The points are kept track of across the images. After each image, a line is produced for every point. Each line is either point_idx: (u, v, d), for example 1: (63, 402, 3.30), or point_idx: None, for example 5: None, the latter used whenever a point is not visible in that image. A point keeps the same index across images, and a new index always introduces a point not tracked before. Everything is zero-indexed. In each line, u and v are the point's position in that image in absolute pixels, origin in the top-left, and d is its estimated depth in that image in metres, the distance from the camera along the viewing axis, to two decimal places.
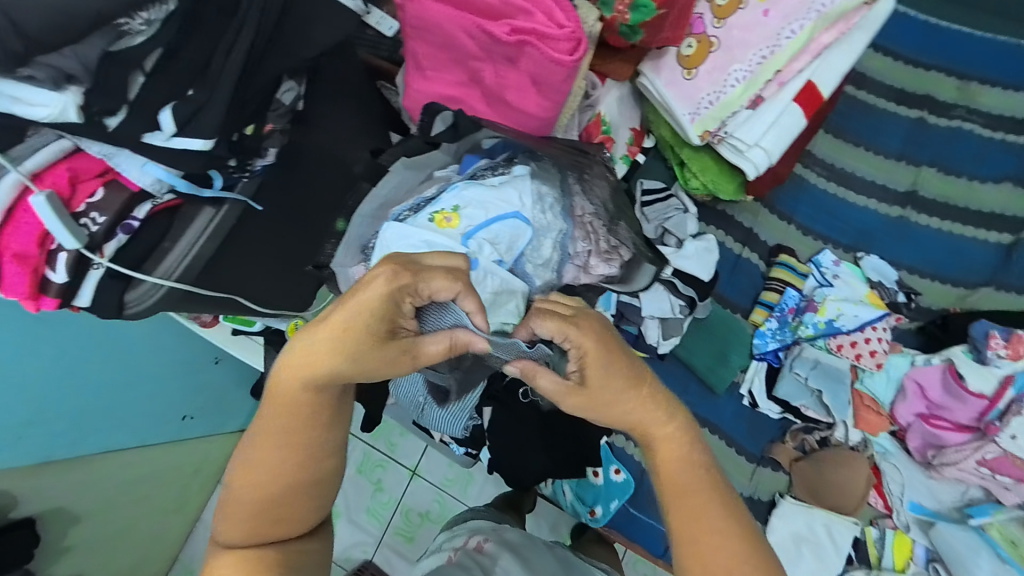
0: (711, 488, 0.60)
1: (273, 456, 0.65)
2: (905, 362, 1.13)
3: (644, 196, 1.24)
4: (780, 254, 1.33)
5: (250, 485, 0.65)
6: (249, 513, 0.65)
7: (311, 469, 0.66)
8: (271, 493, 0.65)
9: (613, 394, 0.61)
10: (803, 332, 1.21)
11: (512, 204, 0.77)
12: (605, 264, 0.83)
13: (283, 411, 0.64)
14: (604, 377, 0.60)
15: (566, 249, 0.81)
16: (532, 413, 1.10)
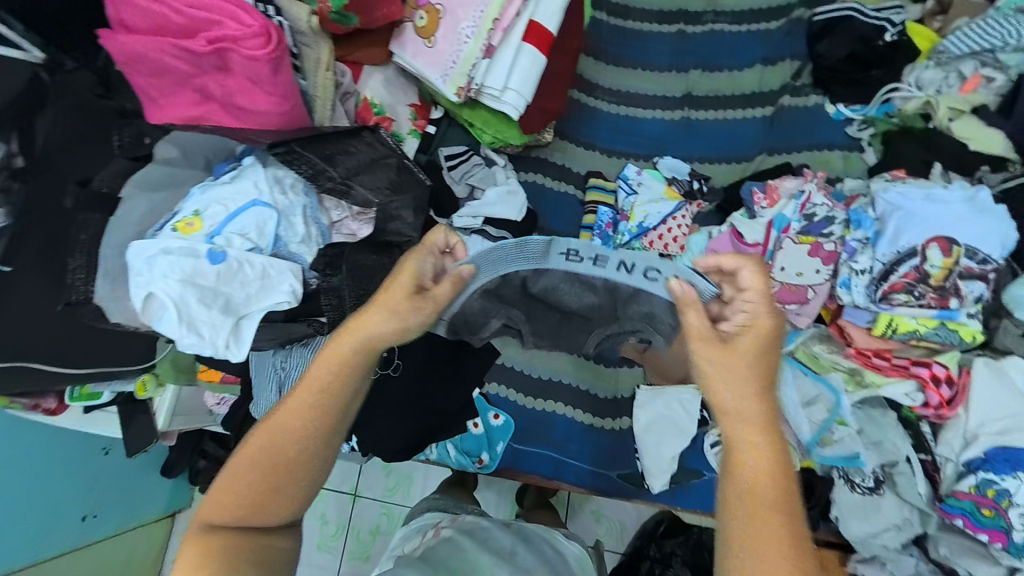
0: (787, 511, 0.58)
1: (282, 439, 0.67)
2: (703, 238, 1.29)
3: (448, 161, 1.33)
4: (590, 179, 1.47)
5: (252, 464, 0.67)
6: (242, 493, 0.67)
7: (306, 459, 0.68)
8: (270, 472, 0.67)
9: (734, 385, 0.63)
10: (620, 239, 1.36)
11: (257, 189, 0.82)
12: (362, 222, 0.94)
13: (306, 385, 0.68)
14: (745, 361, 0.63)
15: (318, 219, 0.88)
16: (384, 387, 1.12)
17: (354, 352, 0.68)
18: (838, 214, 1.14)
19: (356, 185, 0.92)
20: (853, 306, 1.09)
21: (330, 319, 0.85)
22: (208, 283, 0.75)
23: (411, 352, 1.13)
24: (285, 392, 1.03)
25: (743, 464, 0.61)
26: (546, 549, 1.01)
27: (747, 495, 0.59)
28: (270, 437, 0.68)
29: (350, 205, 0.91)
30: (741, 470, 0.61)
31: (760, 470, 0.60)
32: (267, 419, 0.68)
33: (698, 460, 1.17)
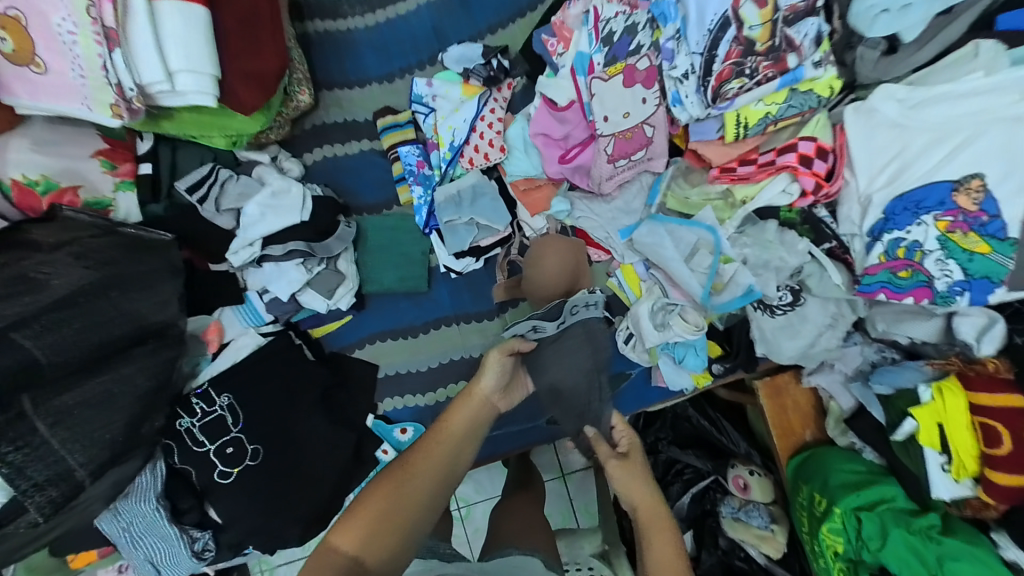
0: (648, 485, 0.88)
1: (415, 482, 0.84)
2: (522, 126, 1.06)
3: (192, 194, 1.02)
4: (380, 121, 1.19)
5: (380, 505, 0.82)
6: (370, 521, 0.81)
7: (428, 500, 0.85)
8: (394, 508, 0.82)
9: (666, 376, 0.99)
10: (439, 174, 1.11)
11: None
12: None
13: (444, 435, 0.88)
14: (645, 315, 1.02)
15: None
16: (250, 483, 0.94)
17: (472, 421, 0.90)
18: (638, 18, 0.90)
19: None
20: (694, 122, 0.88)
21: (42, 501, 0.67)
22: None
23: (260, 432, 0.96)
24: (139, 542, 0.90)
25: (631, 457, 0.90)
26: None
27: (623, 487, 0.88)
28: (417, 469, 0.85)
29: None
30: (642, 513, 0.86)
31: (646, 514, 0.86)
32: (417, 454, 0.87)
33: (621, 361, 1.03)
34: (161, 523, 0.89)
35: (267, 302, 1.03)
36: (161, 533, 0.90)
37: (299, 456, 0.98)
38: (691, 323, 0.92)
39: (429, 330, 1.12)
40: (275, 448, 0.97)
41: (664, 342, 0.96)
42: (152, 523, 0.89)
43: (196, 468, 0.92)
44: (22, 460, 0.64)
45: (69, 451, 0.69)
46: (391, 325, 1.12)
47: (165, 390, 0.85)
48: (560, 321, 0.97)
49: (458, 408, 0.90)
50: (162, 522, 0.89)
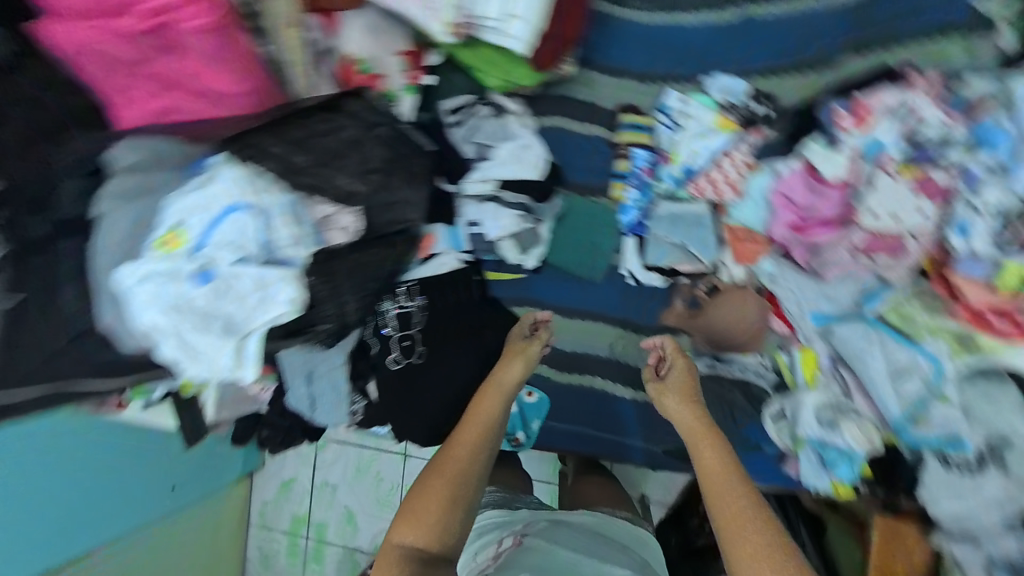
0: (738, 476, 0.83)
1: (457, 462, 0.91)
2: (765, 178, 1.05)
3: (451, 117, 1.15)
4: (622, 116, 1.22)
5: (437, 492, 0.86)
6: (433, 501, 0.86)
7: (468, 469, 0.91)
8: (452, 491, 0.87)
9: (676, 400, 0.97)
10: (661, 188, 1.15)
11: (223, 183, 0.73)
12: (343, 214, 0.81)
13: (474, 419, 0.97)
14: (680, 380, 0.99)
15: (303, 213, 0.78)
16: (409, 376, 1.08)
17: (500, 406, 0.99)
18: (958, 134, 0.87)
19: (333, 170, 0.81)
20: (968, 256, 0.85)
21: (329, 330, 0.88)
22: (201, 305, 0.71)
23: (431, 338, 1.09)
24: (311, 383, 1.03)
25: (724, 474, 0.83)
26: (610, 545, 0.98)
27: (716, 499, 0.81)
28: (459, 448, 0.92)
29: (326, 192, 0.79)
30: (695, 449, 0.88)
31: (714, 471, 0.84)
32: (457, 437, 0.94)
33: (755, 432, 1.07)
34: (337, 378, 1.03)
35: (472, 234, 1.13)
36: (336, 386, 1.03)
37: (449, 374, 1.09)
38: (863, 434, 0.95)
39: (584, 319, 1.19)
40: (437, 358, 1.09)
41: (820, 439, 0.98)
42: (329, 375, 1.02)
43: (378, 346, 1.06)
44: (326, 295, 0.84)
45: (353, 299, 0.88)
46: (554, 298, 1.20)
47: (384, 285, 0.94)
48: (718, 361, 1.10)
49: (487, 397, 0.99)
50: (337, 377, 1.02)
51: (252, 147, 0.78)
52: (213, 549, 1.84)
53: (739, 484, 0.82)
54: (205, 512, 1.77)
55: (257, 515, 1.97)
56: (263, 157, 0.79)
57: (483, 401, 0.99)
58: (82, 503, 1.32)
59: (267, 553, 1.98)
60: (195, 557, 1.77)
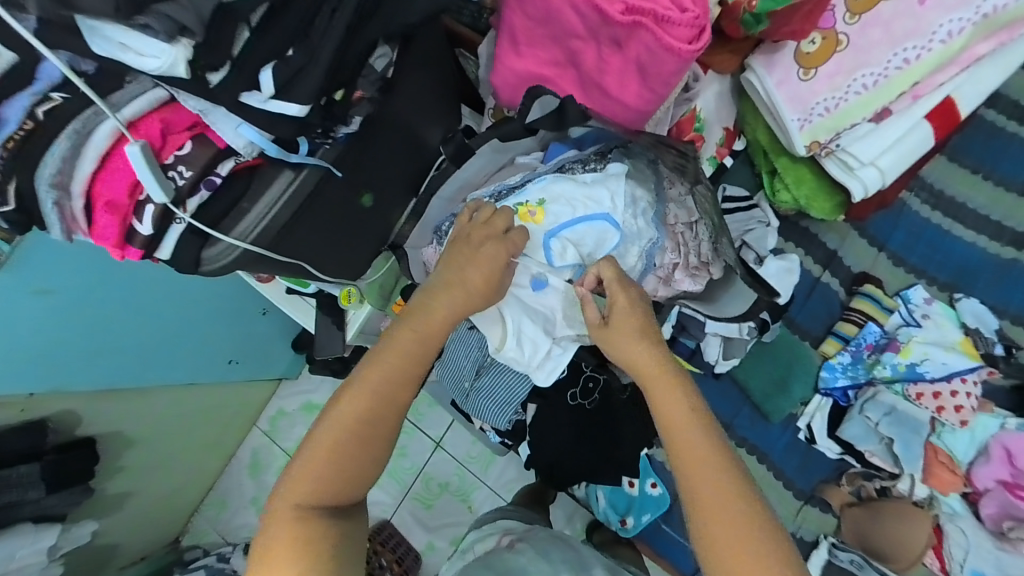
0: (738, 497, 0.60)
1: (346, 413, 0.65)
2: (994, 423, 1.04)
3: (725, 203, 1.15)
4: (864, 283, 1.22)
5: (322, 448, 0.65)
6: (329, 468, 0.65)
7: (374, 416, 0.66)
8: (355, 445, 0.66)
9: (624, 345, 0.67)
10: (880, 371, 1.12)
11: (616, 195, 0.72)
12: (690, 280, 0.77)
13: (397, 348, 0.67)
14: (627, 330, 0.67)
15: (653, 259, 0.74)
16: (577, 417, 1.06)
17: (421, 347, 0.68)
18: None
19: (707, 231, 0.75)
20: None
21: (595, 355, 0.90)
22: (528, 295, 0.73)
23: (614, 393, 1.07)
24: (480, 373, 1.03)
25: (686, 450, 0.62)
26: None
27: (685, 467, 0.62)
28: (365, 398, 0.66)
29: (690, 251, 0.75)
30: (668, 420, 0.64)
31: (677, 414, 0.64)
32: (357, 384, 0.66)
33: None
34: (516, 387, 1.02)
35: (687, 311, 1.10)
36: (513, 392, 1.03)
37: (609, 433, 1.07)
38: None
39: (738, 446, 1.16)
40: (606, 415, 1.06)
41: None
42: (508, 378, 1.01)
43: (566, 374, 1.06)
44: None
45: None
46: (718, 409, 1.18)
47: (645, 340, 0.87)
48: (867, 568, 1.03)
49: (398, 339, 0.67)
50: (515, 386, 1.02)
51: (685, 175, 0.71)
52: (219, 435, 1.73)
53: (719, 499, 0.60)
54: (235, 398, 1.68)
55: (266, 422, 1.87)
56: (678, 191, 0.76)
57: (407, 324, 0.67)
58: (172, 343, 1.24)
59: (258, 459, 1.88)
60: (200, 436, 1.65)
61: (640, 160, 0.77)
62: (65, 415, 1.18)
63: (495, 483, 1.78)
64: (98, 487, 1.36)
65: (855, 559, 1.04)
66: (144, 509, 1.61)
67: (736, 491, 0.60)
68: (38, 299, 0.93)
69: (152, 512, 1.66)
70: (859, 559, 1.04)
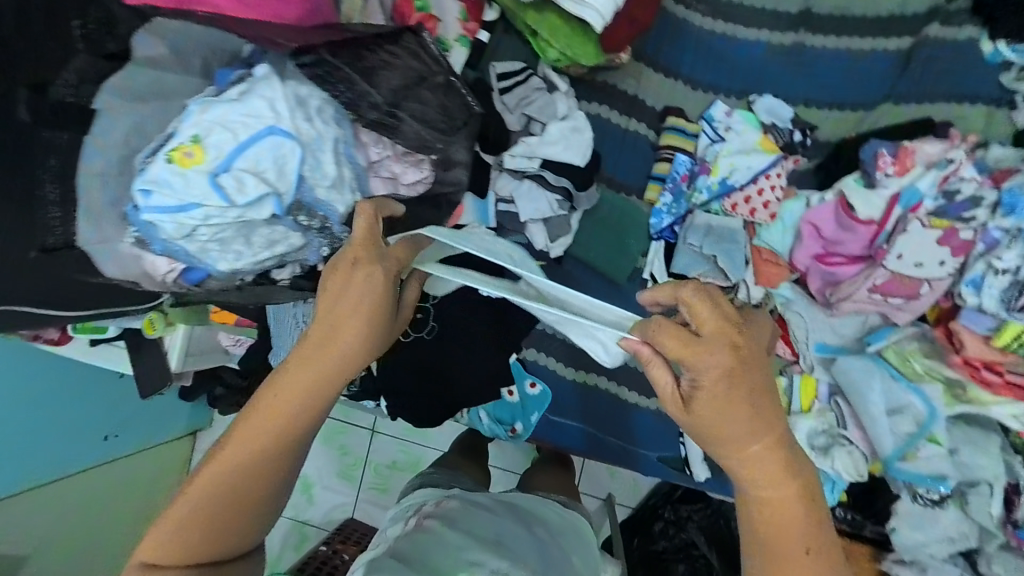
0: (805, 512, 0.58)
1: (216, 471, 0.59)
2: (799, 206, 1.07)
3: (500, 82, 1.07)
4: (668, 117, 1.20)
5: (210, 492, 0.59)
6: (205, 516, 0.58)
7: (274, 466, 0.61)
8: (228, 508, 0.59)
9: (724, 417, 0.57)
10: (697, 198, 1.13)
11: (276, 103, 0.62)
12: (412, 168, 0.81)
13: (292, 386, 0.60)
14: (721, 392, 0.56)
15: (356, 159, 0.69)
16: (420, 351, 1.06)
17: (320, 379, 0.60)
18: (987, 194, 0.91)
19: (403, 113, 0.78)
20: (975, 309, 0.91)
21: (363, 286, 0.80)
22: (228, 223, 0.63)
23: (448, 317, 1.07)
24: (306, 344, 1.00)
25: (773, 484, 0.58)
26: (539, 528, 0.92)
27: (764, 509, 0.58)
28: (258, 435, 0.60)
29: (393, 142, 0.78)
30: (745, 471, 0.58)
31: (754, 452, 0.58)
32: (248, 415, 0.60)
33: None
34: None
35: (502, 210, 1.08)
36: None
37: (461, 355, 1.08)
38: (852, 465, 0.97)
39: None
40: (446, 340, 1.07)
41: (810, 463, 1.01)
42: None
43: None
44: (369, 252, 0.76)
45: None
46: None
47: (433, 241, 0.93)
48: None
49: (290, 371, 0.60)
50: None
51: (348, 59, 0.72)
52: None
53: (797, 548, 0.57)
54: None
55: None
56: (350, 82, 0.73)
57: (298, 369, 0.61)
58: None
59: None
60: None
61: (300, 53, 0.68)
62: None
63: (441, 443, 1.78)
64: None
65: None
66: None
67: (809, 515, 0.58)
68: None
69: None
70: None
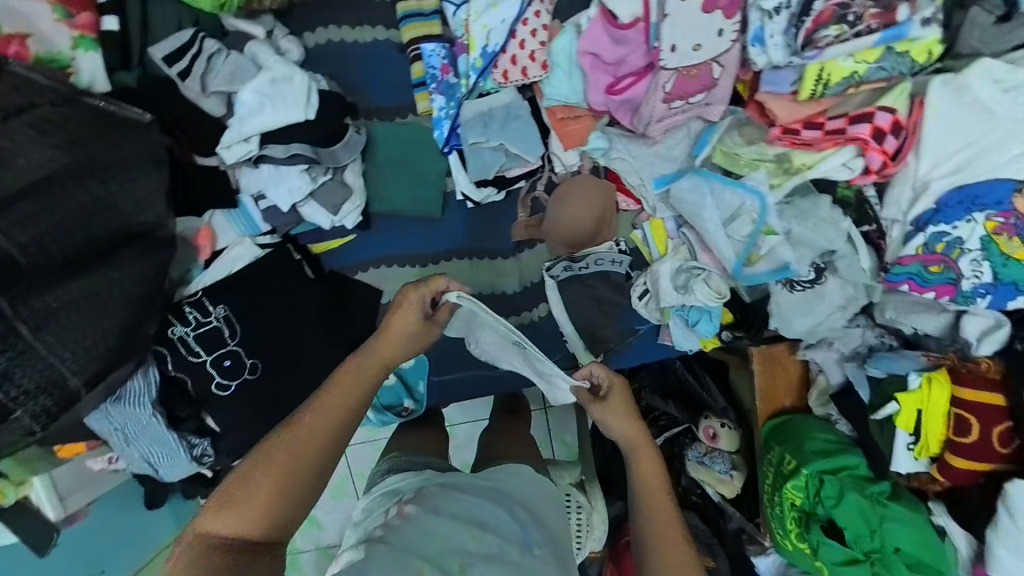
0: (688, 554, 0.70)
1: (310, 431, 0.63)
2: (568, 40, 0.91)
3: (170, 66, 0.85)
4: (398, 6, 0.99)
5: (281, 455, 0.62)
6: (267, 491, 0.60)
7: (336, 441, 0.65)
8: (300, 484, 0.61)
9: (615, 420, 0.78)
10: (466, 85, 0.96)
11: None
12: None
13: (354, 376, 0.68)
14: (619, 412, 0.78)
15: None
16: (249, 397, 0.89)
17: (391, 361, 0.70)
18: None
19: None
20: (770, 69, 0.78)
21: (33, 411, 0.62)
22: None
23: (262, 346, 0.90)
24: (130, 446, 0.87)
25: (654, 507, 0.73)
26: (518, 505, 0.80)
27: (660, 543, 0.70)
28: (330, 414, 0.65)
29: None
30: (648, 494, 0.74)
31: (650, 469, 0.75)
32: (331, 390, 0.66)
33: (632, 318, 1.02)
34: (160, 430, 0.86)
35: (263, 210, 0.92)
36: (157, 435, 0.86)
37: (298, 379, 0.92)
38: (713, 290, 0.91)
39: (437, 260, 1.04)
40: (271, 372, 0.91)
41: (680, 304, 0.95)
42: (148, 430, 0.86)
43: (194, 378, 0.86)
44: (7, 365, 0.59)
45: (55, 355, 0.62)
46: (396, 249, 1.03)
47: (160, 292, 0.75)
48: (590, 262, 0.99)
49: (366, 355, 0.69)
50: (157, 428, 0.86)
51: None
52: None
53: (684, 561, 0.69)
54: None
55: None
56: None
57: (378, 342, 0.70)
58: None
59: None
60: None
61: None
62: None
63: None
64: None
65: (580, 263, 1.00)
66: None
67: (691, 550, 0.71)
68: None
69: None
70: (581, 258, 1.00)
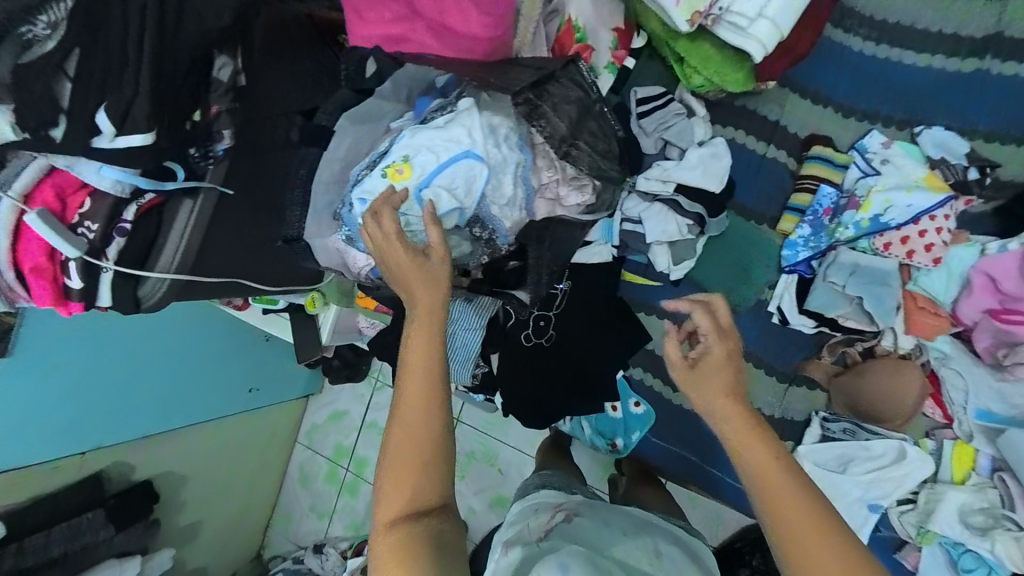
0: (832, 536, 0.56)
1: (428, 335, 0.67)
2: (969, 254, 0.99)
3: (640, 106, 1.09)
4: (812, 147, 1.13)
5: (417, 356, 0.66)
6: (424, 396, 0.65)
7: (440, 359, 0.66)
8: (427, 411, 0.64)
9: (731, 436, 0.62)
10: (841, 234, 1.05)
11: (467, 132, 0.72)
12: (576, 192, 0.80)
13: (432, 312, 0.67)
14: (758, 456, 0.60)
15: (531, 181, 0.77)
16: (535, 356, 1.09)
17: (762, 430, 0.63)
18: None
19: (586, 146, 0.79)
20: None
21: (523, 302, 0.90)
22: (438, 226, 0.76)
23: (565, 326, 1.09)
24: None
25: (778, 510, 0.58)
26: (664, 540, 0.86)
27: (778, 532, 0.57)
28: (421, 378, 0.65)
29: (566, 168, 0.78)
30: (761, 482, 0.59)
31: (775, 480, 0.59)
32: (410, 368, 0.66)
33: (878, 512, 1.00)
34: (470, 341, 1.06)
35: (626, 229, 1.08)
36: (465, 341, 1.07)
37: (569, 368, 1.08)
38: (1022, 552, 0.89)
39: None
40: (563, 348, 1.09)
41: (958, 540, 0.94)
42: (461, 335, 1.06)
43: (515, 319, 1.08)
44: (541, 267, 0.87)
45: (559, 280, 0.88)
46: (681, 314, 1.16)
47: None
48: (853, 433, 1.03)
49: (429, 287, 0.68)
50: (471, 340, 1.06)
51: (524, 93, 0.75)
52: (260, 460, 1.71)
53: (791, 514, 0.57)
54: (266, 421, 1.65)
55: (303, 435, 1.84)
56: (528, 112, 0.75)
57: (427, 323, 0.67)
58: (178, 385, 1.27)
59: (306, 471, 1.85)
60: (241, 469, 1.65)
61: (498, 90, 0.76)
62: (117, 465, 1.24)
63: (516, 442, 1.70)
64: (167, 520, 1.43)
65: (843, 427, 1.03)
66: (213, 541, 1.66)
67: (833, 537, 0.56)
68: (52, 373, 1.00)
69: (222, 545, 1.71)
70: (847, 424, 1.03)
